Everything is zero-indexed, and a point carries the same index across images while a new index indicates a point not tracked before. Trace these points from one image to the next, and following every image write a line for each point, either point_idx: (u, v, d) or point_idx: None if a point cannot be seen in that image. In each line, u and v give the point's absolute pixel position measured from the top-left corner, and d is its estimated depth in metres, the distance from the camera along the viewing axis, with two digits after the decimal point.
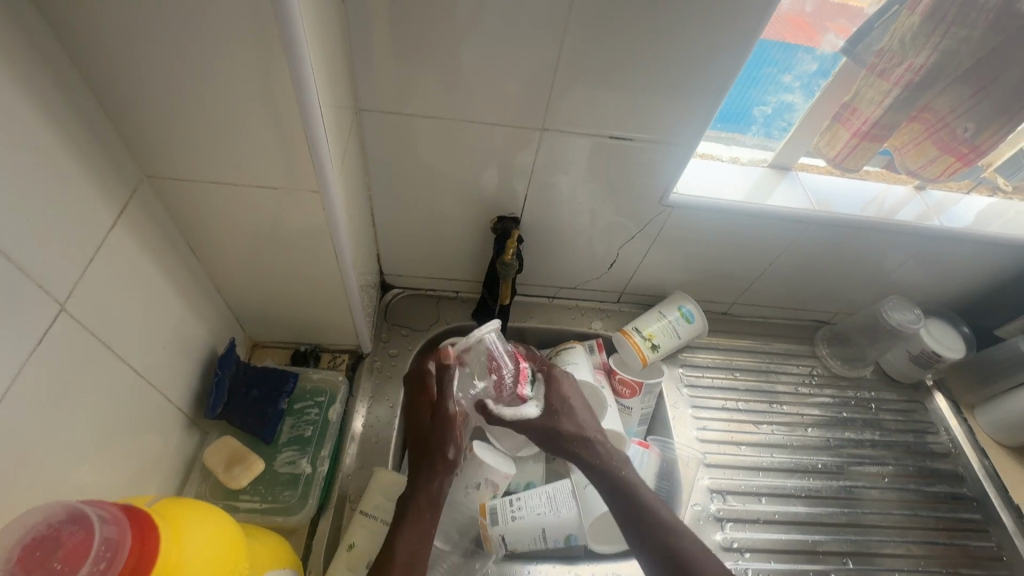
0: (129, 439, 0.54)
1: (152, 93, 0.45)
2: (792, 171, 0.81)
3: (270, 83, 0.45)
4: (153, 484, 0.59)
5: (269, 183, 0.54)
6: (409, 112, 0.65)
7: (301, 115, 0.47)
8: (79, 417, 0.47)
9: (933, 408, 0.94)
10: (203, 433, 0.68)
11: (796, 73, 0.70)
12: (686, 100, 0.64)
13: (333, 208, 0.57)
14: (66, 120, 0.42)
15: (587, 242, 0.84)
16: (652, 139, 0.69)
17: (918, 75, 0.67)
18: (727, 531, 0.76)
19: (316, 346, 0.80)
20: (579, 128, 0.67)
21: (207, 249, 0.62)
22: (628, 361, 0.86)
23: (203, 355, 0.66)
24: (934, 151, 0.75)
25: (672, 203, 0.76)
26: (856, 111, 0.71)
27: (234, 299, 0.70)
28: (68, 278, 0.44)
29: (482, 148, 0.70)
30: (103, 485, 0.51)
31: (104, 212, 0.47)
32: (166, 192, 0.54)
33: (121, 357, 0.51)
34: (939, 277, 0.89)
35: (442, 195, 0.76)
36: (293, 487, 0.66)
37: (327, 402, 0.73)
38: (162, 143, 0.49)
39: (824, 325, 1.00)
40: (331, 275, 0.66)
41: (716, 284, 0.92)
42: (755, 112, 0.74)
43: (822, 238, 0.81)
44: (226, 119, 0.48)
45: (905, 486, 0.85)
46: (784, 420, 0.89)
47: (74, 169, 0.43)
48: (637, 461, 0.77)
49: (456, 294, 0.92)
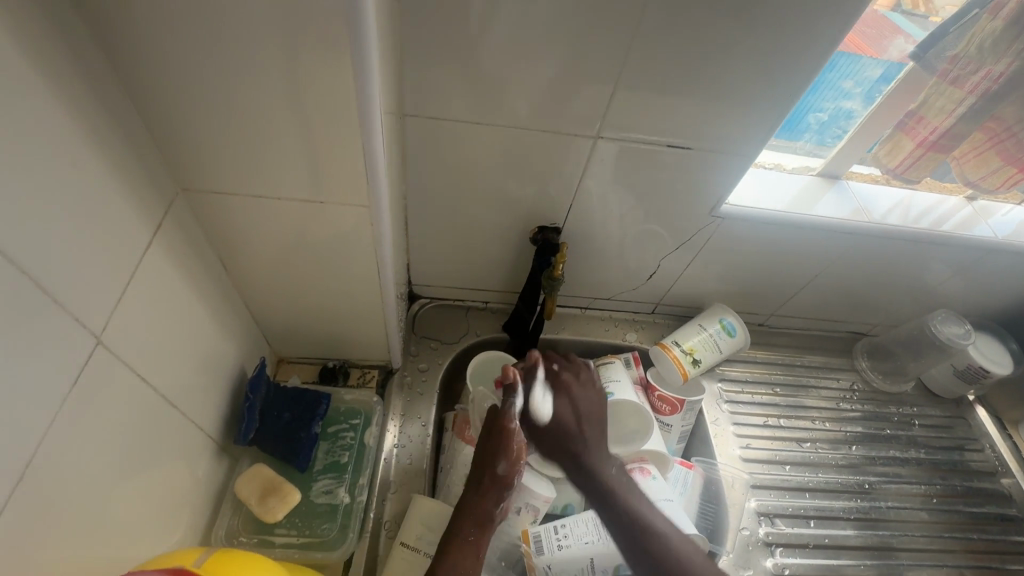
0: (162, 472, 0.50)
1: (196, 102, 0.41)
2: (842, 179, 0.78)
3: (328, 92, 0.41)
4: (184, 517, 0.55)
5: (313, 196, 0.50)
6: (453, 118, 0.61)
7: (359, 126, 0.44)
8: (112, 455, 0.43)
9: (976, 424, 0.92)
10: (231, 458, 0.64)
11: (857, 79, 0.66)
12: (748, 109, 0.61)
13: (380, 222, 0.53)
14: (103, 132, 0.38)
15: (628, 252, 0.80)
16: (709, 148, 0.65)
17: (995, 83, 0.66)
18: (777, 557, 0.74)
19: (345, 362, 0.76)
20: (632, 135, 0.64)
21: (240, 265, 0.58)
22: (668, 376, 0.82)
23: (233, 377, 0.62)
24: (998, 161, 0.74)
25: (722, 214, 0.73)
26: (922, 119, 0.70)
27: (263, 315, 0.66)
28: (105, 307, 0.40)
29: (527, 157, 0.66)
30: (136, 523, 0.47)
31: (140, 232, 0.43)
32: (200, 205, 0.50)
33: (155, 386, 0.47)
34: (988, 290, 0.86)
35: (481, 205, 0.72)
36: (331, 519, 0.63)
37: (362, 426, 0.71)
38: (202, 155, 0.45)
39: (863, 338, 0.97)
40: (369, 290, 0.63)
41: (757, 296, 0.89)
42: (810, 119, 0.71)
43: (872, 251, 0.78)
44: (275, 130, 0.44)
45: (952, 507, 0.83)
46: (826, 437, 0.87)
47: (111, 186, 0.39)
48: (681, 483, 0.73)
49: (485, 305, 0.88)
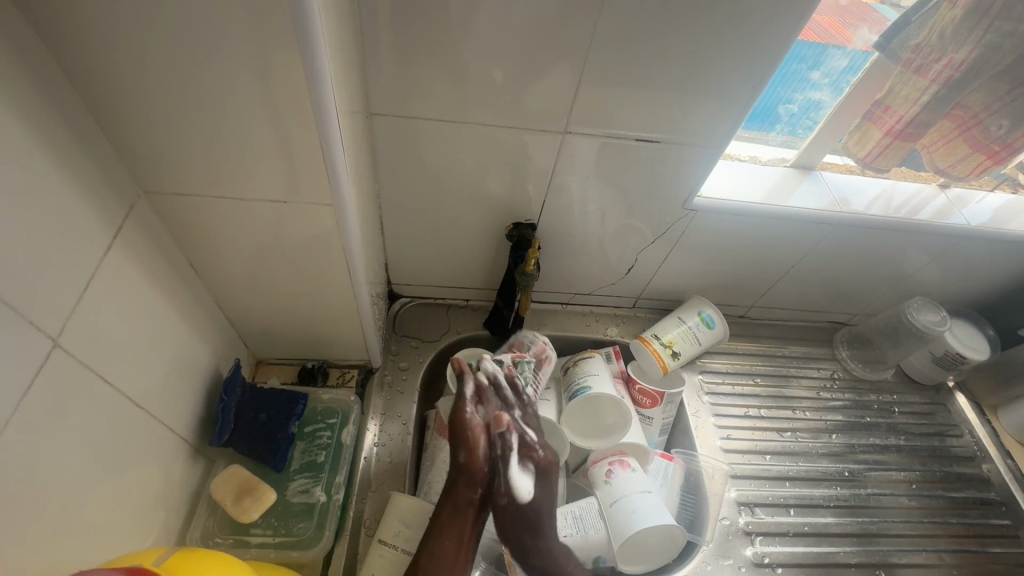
0: (132, 473, 0.50)
1: (152, 103, 0.41)
2: (816, 170, 0.78)
3: (282, 89, 0.41)
4: (157, 519, 0.55)
5: (279, 197, 0.50)
6: (421, 115, 0.62)
7: (316, 122, 0.44)
8: (77, 457, 0.43)
9: (956, 410, 0.93)
10: (208, 460, 0.64)
11: (824, 69, 0.67)
12: (715, 101, 0.61)
13: (347, 220, 0.53)
14: (55, 134, 0.38)
15: (605, 247, 0.81)
16: (677, 141, 0.65)
17: (957, 70, 0.67)
18: (757, 546, 0.74)
19: (323, 362, 0.76)
20: (602, 130, 0.64)
21: (210, 267, 0.58)
22: (647, 369, 0.83)
23: (207, 378, 0.62)
24: (964, 149, 0.75)
25: (696, 207, 0.73)
26: (888, 108, 0.71)
27: (237, 317, 0.66)
28: (63, 309, 0.40)
29: (497, 152, 0.66)
30: (106, 527, 0.47)
31: (100, 234, 0.43)
32: (164, 208, 0.50)
33: (122, 388, 0.47)
34: (966, 277, 0.87)
35: (454, 202, 0.72)
36: (308, 518, 0.63)
37: (339, 425, 0.70)
38: (161, 156, 0.45)
39: (842, 327, 0.98)
40: (343, 290, 0.63)
41: (736, 288, 0.89)
42: (780, 110, 0.72)
43: (847, 239, 0.78)
44: (232, 129, 0.44)
45: (932, 493, 0.84)
46: (807, 426, 0.87)
47: (66, 187, 0.39)
48: (661, 475, 0.74)
49: (466, 303, 0.88)
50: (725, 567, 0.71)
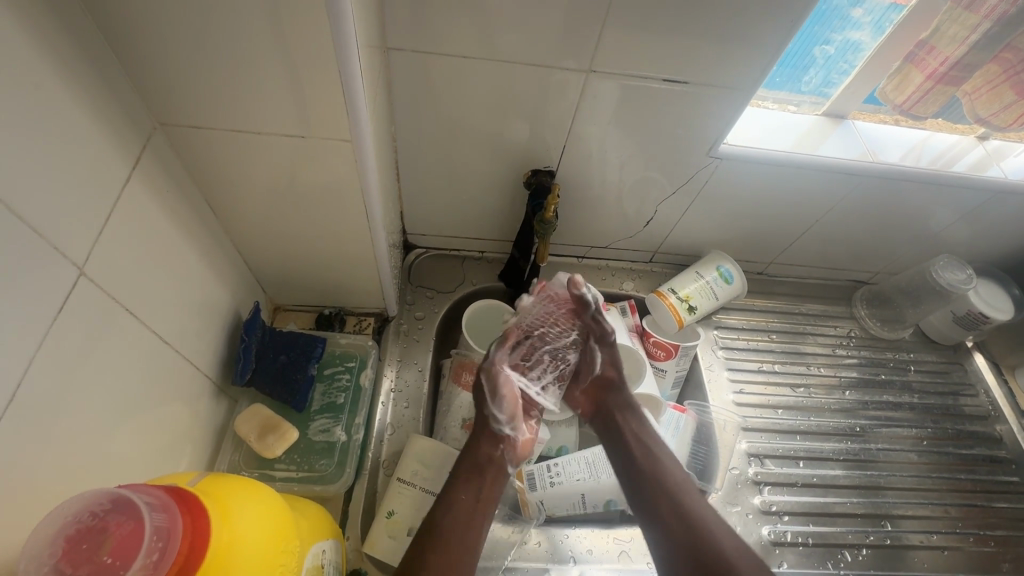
0: (159, 409, 0.51)
1: (162, 24, 0.39)
2: (848, 119, 0.75)
3: (296, 9, 0.39)
4: (184, 451, 0.57)
5: (294, 131, 0.49)
6: (438, 52, 0.59)
7: (333, 51, 0.42)
8: (105, 387, 0.44)
9: (973, 369, 0.92)
10: (230, 400, 0.66)
11: (867, 6, 0.63)
12: (750, 43, 0.58)
13: (365, 160, 0.52)
14: (64, 54, 0.36)
15: (624, 199, 0.79)
16: (707, 83, 0.62)
17: (1013, 6, 0.64)
18: (765, 495, 0.76)
19: (340, 309, 0.77)
20: (629, 70, 0.61)
21: (225, 207, 0.57)
22: (663, 324, 0.82)
23: (227, 320, 0.63)
24: (1010, 96, 0.71)
25: (721, 154, 0.70)
26: (933, 49, 0.68)
27: (254, 260, 0.66)
28: (85, 240, 0.40)
29: (518, 95, 0.64)
30: (135, 456, 0.49)
31: (117, 164, 0.42)
32: (180, 141, 0.49)
33: (146, 323, 0.48)
34: (997, 236, 0.84)
35: (472, 148, 0.70)
36: (328, 456, 0.65)
37: (358, 368, 0.71)
38: (175, 83, 0.44)
39: (862, 286, 0.97)
40: (359, 235, 0.62)
41: (756, 244, 0.87)
42: (816, 52, 0.68)
43: (877, 193, 0.76)
44: (246, 56, 0.42)
45: (941, 449, 0.84)
46: (820, 383, 0.87)
47: (80, 112, 0.38)
48: (673, 425, 0.75)
49: (481, 255, 0.88)
50: (733, 514, 0.73)
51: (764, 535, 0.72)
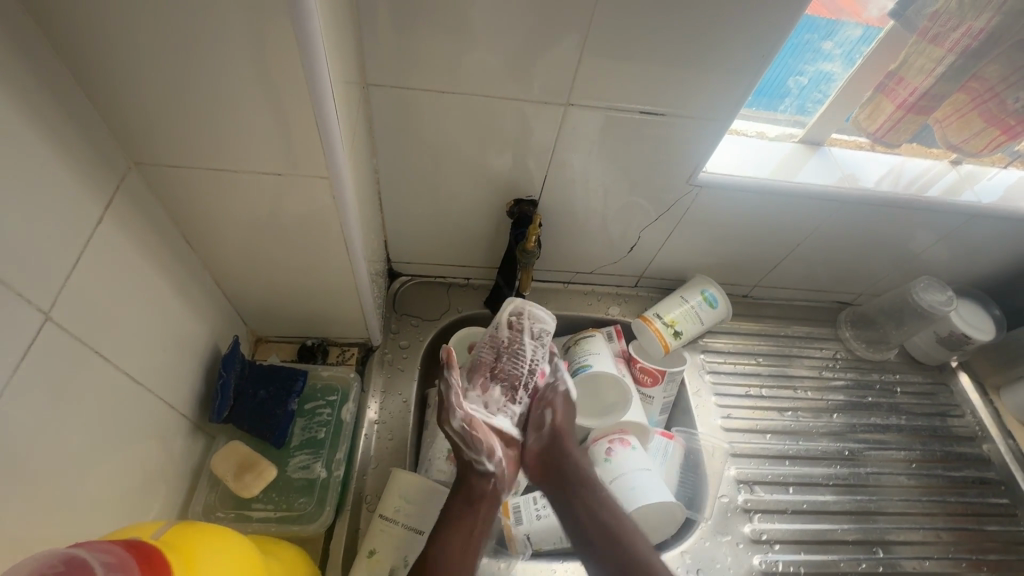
0: (132, 449, 0.50)
1: (137, 70, 0.40)
2: (824, 146, 0.77)
3: (271, 52, 0.40)
4: (159, 492, 0.55)
5: (273, 169, 0.49)
6: (418, 86, 0.60)
7: (308, 89, 0.42)
8: (75, 432, 0.43)
9: (958, 390, 0.93)
10: (208, 436, 0.65)
11: (837, 39, 0.65)
12: (724, 75, 0.59)
13: (344, 195, 0.52)
14: (36, 102, 0.36)
15: (607, 225, 0.79)
16: (682, 115, 0.63)
17: (976, 39, 0.65)
18: (755, 523, 0.75)
19: (323, 340, 0.76)
20: (606, 103, 0.62)
21: (204, 243, 0.57)
22: (649, 349, 0.82)
23: (205, 356, 0.62)
24: (979, 123, 0.73)
25: (701, 182, 0.71)
26: (901, 80, 0.69)
27: (234, 293, 0.65)
28: (54, 283, 0.39)
29: (497, 127, 0.64)
30: (106, 501, 0.47)
31: (89, 206, 0.42)
32: (157, 180, 0.49)
33: (119, 364, 0.47)
34: (974, 257, 0.85)
35: (454, 179, 0.71)
36: (308, 493, 0.63)
37: (339, 401, 0.70)
38: (153, 124, 0.44)
39: (846, 307, 0.97)
40: (340, 267, 0.62)
41: (740, 268, 0.88)
42: (790, 83, 0.70)
43: (855, 217, 0.77)
44: (222, 96, 0.42)
45: (931, 472, 0.84)
46: (808, 406, 0.87)
47: (51, 157, 0.38)
48: (661, 454, 0.74)
49: (467, 282, 0.88)
50: (723, 544, 0.72)
51: (756, 566, 0.71)
